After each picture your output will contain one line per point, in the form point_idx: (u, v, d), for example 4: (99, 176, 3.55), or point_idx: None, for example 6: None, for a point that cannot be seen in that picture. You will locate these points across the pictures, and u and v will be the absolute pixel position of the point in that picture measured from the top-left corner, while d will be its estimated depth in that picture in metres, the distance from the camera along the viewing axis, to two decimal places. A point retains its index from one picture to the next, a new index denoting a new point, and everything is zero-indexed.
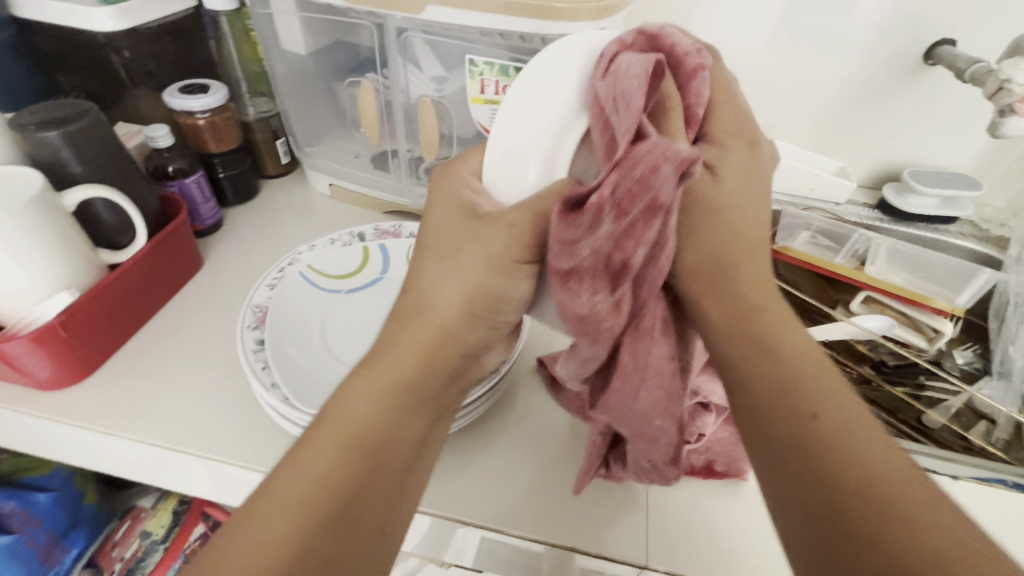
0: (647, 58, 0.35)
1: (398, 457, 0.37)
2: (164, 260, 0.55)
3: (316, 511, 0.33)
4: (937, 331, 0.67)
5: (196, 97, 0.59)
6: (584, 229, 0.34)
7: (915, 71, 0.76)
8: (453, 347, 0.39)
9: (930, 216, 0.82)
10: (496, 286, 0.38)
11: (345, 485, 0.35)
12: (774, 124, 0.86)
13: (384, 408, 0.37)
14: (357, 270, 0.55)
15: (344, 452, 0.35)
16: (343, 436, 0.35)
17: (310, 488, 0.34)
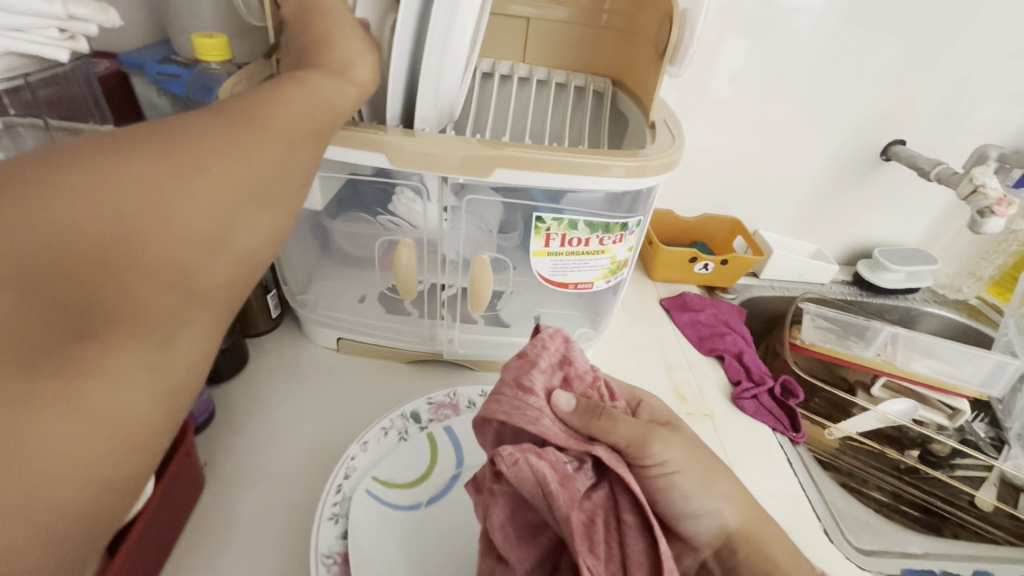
0: (535, 367, 0.41)
1: (199, 298, 0.27)
2: (172, 499, 0.43)
3: (88, 280, 0.23)
4: (954, 408, 0.72)
5: None
6: (548, 430, 0.37)
7: (874, 165, 0.85)
8: (336, 107, 0.36)
9: (900, 288, 0.90)
10: (336, 82, 0.36)
11: (143, 294, 0.24)
12: (756, 216, 0.91)
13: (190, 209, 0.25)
14: (428, 469, 0.45)
15: (152, 226, 0.24)
16: (148, 205, 0.24)
17: (213, 229, 0.26)
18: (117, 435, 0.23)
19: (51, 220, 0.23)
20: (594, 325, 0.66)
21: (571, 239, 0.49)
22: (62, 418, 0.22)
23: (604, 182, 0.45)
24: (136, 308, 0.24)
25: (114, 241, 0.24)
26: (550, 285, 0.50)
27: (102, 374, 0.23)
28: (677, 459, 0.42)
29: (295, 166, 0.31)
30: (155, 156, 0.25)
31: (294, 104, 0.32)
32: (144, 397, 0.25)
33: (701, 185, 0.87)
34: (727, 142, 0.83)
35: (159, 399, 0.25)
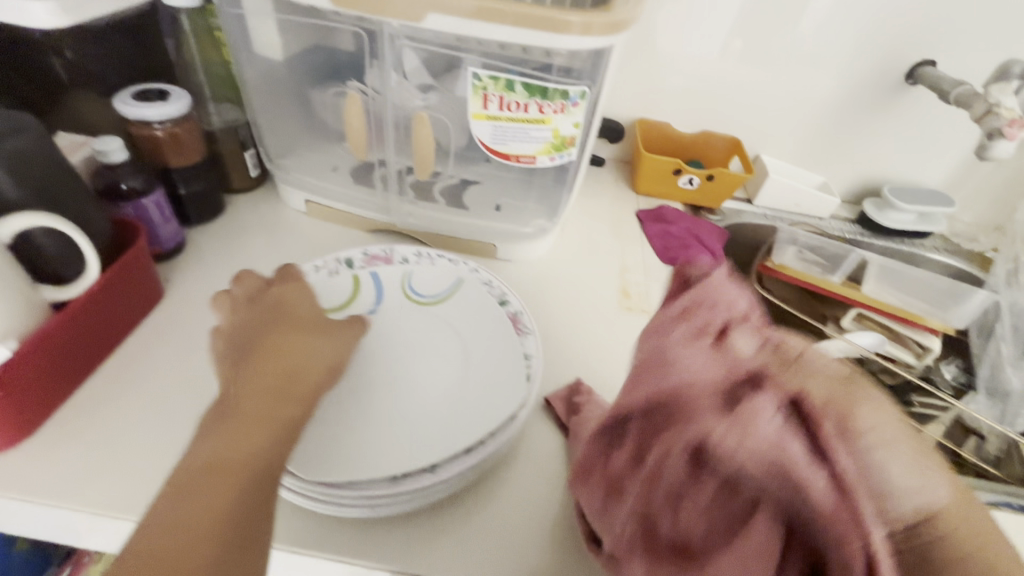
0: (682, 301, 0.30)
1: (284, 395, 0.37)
2: (121, 294, 0.48)
3: (207, 471, 0.32)
4: (925, 347, 0.70)
5: (153, 105, 0.53)
6: (662, 368, 0.28)
7: (897, 90, 0.78)
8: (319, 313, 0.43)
9: (908, 231, 0.84)
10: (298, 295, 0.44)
11: (255, 429, 0.34)
12: (760, 139, 0.86)
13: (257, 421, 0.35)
14: (348, 298, 0.50)
15: (237, 429, 0.34)
16: (231, 418, 0.34)
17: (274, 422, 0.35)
18: (242, 481, 0.32)
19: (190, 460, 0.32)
20: (551, 216, 0.66)
21: (509, 103, 0.50)
22: (214, 476, 0.31)
23: (560, 40, 0.46)
24: (242, 445, 0.33)
25: (214, 438, 0.33)
26: (487, 149, 0.51)
27: (242, 458, 0.33)
28: (889, 438, 0.23)
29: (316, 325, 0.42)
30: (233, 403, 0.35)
31: (306, 331, 0.41)
32: (263, 449, 0.34)
33: (703, 99, 0.83)
34: (736, 51, 0.77)
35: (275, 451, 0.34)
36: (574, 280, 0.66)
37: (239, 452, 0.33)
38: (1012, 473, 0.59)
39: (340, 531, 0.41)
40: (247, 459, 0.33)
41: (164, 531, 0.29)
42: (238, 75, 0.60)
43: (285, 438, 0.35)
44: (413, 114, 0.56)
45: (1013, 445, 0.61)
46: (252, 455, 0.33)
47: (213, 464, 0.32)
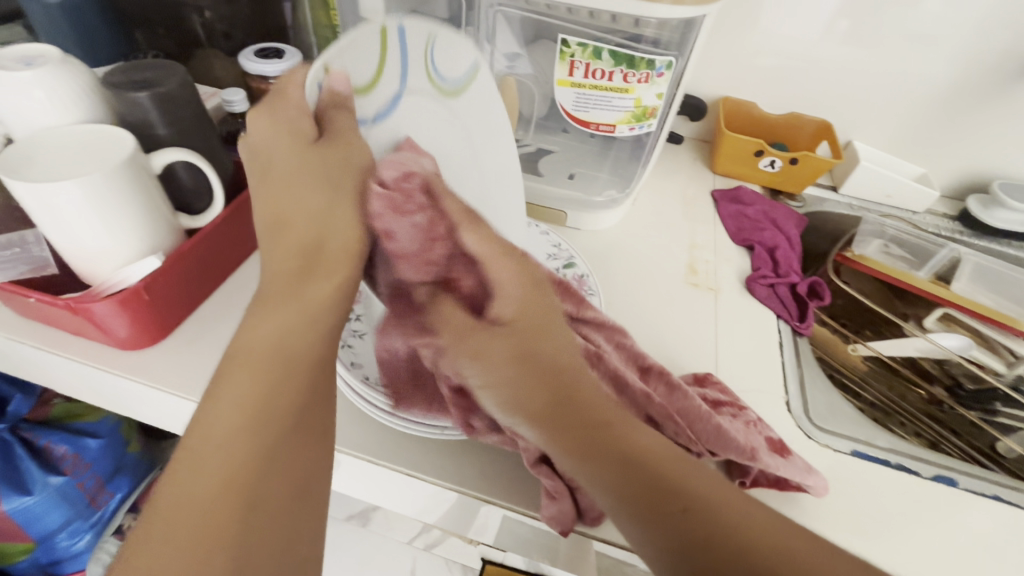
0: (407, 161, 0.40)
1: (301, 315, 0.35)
2: (238, 226, 0.55)
3: (229, 425, 0.31)
4: (1018, 355, 0.64)
5: (272, 62, 0.59)
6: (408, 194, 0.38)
7: (1022, 75, 0.71)
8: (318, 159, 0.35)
9: (1017, 233, 0.76)
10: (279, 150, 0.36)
11: (258, 367, 0.32)
12: (853, 124, 0.81)
13: (259, 354, 0.33)
14: (375, 80, 0.38)
15: (240, 371, 0.32)
16: (231, 362, 0.33)
17: (277, 345, 0.33)
18: (258, 422, 0.31)
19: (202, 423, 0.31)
20: (624, 188, 0.67)
21: (594, 71, 0.51)
22: (237, 423, 0.31)
23: (664, 9, 0.47)
24: (242, 387, 0.32)
25: (213, 392, 0.32)
26: (570, 115, 0.53)
27: (274, 360, 0.33)
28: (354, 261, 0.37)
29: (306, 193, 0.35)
30: (234, 353, 0.33)
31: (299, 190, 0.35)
32: (269, 380, 0.32)
33: (796, 78, 0.79)
34: (835, 31, 0.73)
35: (277, 373, 0.33)
36: (640, 253, 0.67)
37: (238, 392, 0.32)
38: None
39: (410, 450, 0.46)
40: (280, 361, 0.33)
41: (202, 510, 0.28)
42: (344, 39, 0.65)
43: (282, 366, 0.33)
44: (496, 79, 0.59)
45: None
46: (276, 353, 0.33)
47: (210, 421, 0.31)
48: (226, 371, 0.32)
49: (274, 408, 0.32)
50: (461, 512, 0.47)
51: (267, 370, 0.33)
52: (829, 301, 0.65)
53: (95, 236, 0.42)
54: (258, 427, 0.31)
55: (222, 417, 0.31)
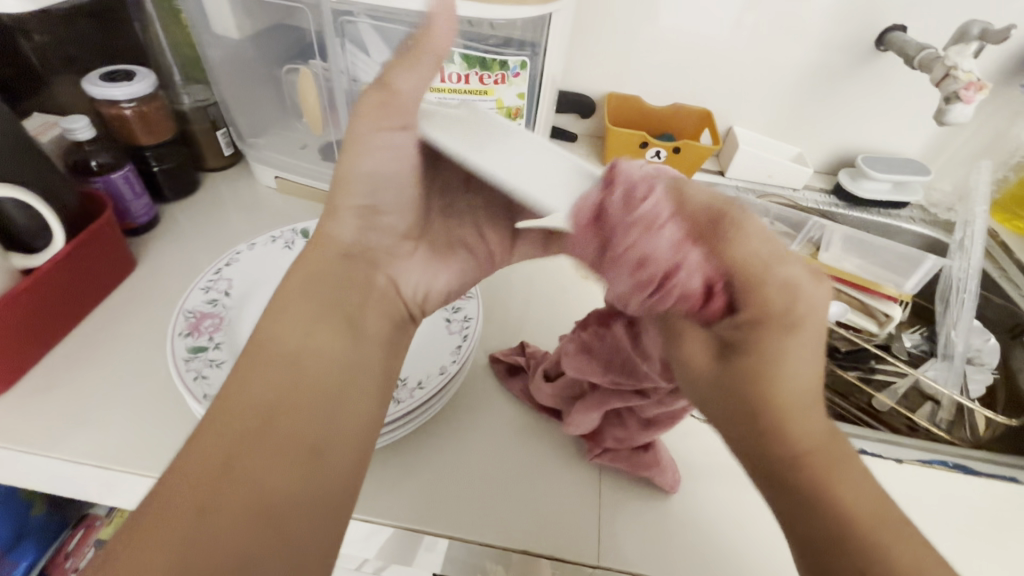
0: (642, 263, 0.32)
1: (276, 398, 0.34)
2: (88, 261, 0.51)
3: (168, 513, 0.29)
4: (887, 315, 0.68)
5: (119, 85, 0.55)
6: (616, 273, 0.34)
7: (867, 57, 0.77)
8: (341, 255, 0.41)
9: (882, 201, 0.83)
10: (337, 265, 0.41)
11: (215, 445, 0.31)
12: (732, 111, 0.85)
13: (228, 435, 0.32)
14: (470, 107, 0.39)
15: (193, 452, 0.31)
16: (197, 440, 0.32)
17: (255, 418, 0.33)
18: (204, 501, 0.29)
19: (163, 500, 0.29)
20: None
21: (450, 75, 0.52)
22: (188, 509, 0.29)
23: (511, 11, 0.46)
24: (207, 460, 0.31)
25: (179, 471, 0.30)
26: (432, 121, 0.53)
27: (233, 444, 0.32)
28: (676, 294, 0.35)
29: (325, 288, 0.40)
30: (211, 431, 0.32)
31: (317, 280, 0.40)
32: (223, 458, 0.31)
33: (674, 72, 0.82)
34: (702, 24, 0.77)
35: (240, 447, 0.32)
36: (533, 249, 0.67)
37: (199, 468, 0.31)
38: (961, 437, 0.60)
39: None
40: (247, 409, 0.33)
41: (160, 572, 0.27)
42: (203, 58, 0.62)
43: (250, 446, 0.32)
44: (364, 87, 0.57)
45: (963, 409, 0.63)
46: (245, 433, 0.32)
47: (160, 509, 0.29)
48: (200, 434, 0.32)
49: (240, 483, 0.30)
50: (381, 544, 0.45)
51: (220, 453, 0.31)
52: None
53: None
54: (206, 509, 0.29)
55: (184, 484, 0.30)
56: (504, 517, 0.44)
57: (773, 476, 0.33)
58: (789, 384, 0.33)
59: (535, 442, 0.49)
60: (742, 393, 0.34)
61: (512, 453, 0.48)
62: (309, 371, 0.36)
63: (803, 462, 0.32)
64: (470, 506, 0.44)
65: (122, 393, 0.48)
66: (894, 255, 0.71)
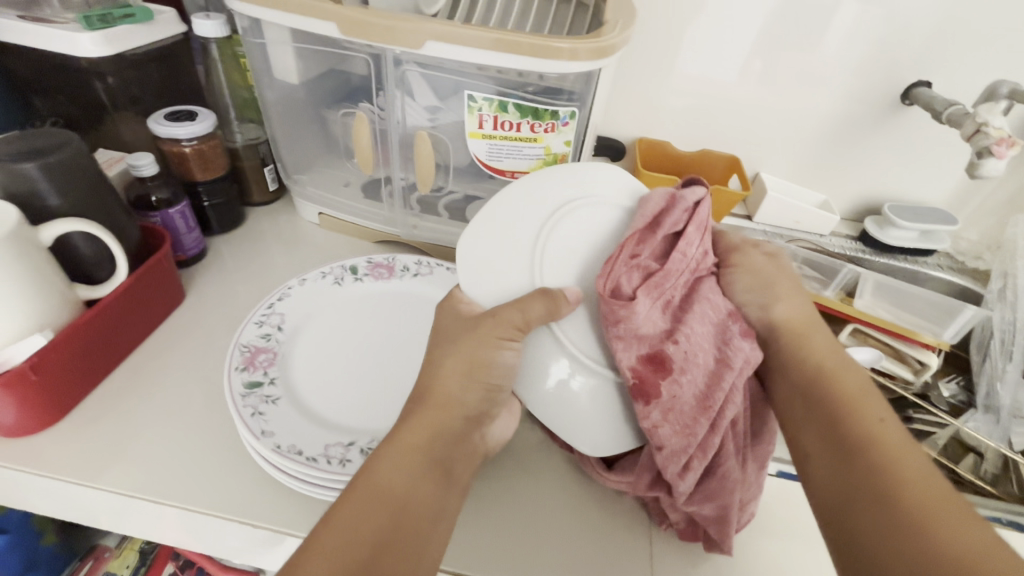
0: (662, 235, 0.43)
1: (407, 480, 0.37)
2: (144, 295, 0.52)
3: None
4: (922, 363, 0.68)
5: (184, 125, 0.58)
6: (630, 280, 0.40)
7: (893, 110, 0.79)
8: (458, 414, 0.41)
9: (909, 248, 0.84)
10: (484, 355, 0.41)
11: (366, 522, 0.34)
12: (760, 157, 0.87)
13: (361, 526, 0.34)
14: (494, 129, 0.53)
15: (324, 527, 0.34)
16: (333, 516, 0.34)
17: (390, 508, 0.35)
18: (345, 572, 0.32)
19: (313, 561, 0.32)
20: None
21: (502, 122, 0.53)
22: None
23: (565, 66, 0.49)
24: (351, 533, 0.33)
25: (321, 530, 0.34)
26: (484, 166, 0.55)
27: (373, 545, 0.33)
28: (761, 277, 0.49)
29: (461, 382, 0.41)
30: (345, 507, 0.35)
31: (455, 374, 0.41)
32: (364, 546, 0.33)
33: (704, 117, 0.85)
34: (734, 73, 0.80)
35: (372, 543, 0.33)
36: None
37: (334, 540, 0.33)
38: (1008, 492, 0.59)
39: None
40: (349, 552, 0.33)
41: None
42: (259, 99, 0.65)
43: (384, 537, 0.34)
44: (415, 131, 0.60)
45: (1009, 462, 0.61)
46: (382, 522, 0.35)
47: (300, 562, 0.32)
48: (340, 510, 0.34)
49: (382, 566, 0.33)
50: None
51: (360, 537, 0.33)
52: None
53: None
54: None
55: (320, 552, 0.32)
56: (562, 555, 0.44)
57: (838, 478, 0.39)
58: (849, 379, 0.44)
59: (580, 486, 0.49)
60: (825, 411, 0.43)
61: (568, 503, 0.48)
62: (417, 506, 0.36)
63: (887, 499, 0.36)
64: (522, 553, 0.44)
65: (169, 425, 0.48)
66: (931, 303, 0.72)
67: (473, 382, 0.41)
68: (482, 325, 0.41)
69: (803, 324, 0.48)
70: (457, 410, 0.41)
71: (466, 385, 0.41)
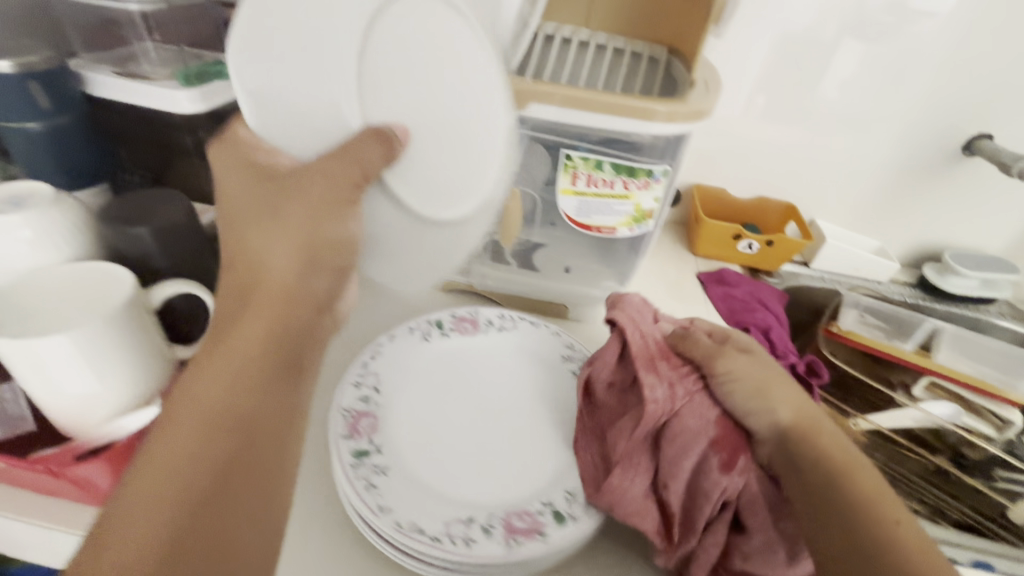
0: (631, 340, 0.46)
1: (191, 438, 0.34)
2: None
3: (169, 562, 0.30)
4: (1005, 419, 0.68)
5: None
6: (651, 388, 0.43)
7: (953, 161, 0.80)
8: (302, 305, 0.40)
9: (971, 296, 0.83)
10: (329, 233, 0.40)
11: (162, 474, 0.32)
12: (815, 205, 0.88)
13: (170, 494, 0.32)
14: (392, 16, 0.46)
15: (154, 500, 0.31)
16: (147, 476, 0.32)
17: (200, 466, 0.33)
18: (148, 549, 0.30)
19: (125, 540, 0.30)
20: (620, 279, 0.68)
21: (596, 180, 0.54)
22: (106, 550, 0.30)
23: (664, 129, 0.49)
24: (151, 502, 0.31)
25: (145, 491, 0.32)
26: (575, 222, 0.55)
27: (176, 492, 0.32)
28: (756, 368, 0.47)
29: (281, 293, 0.40)
30: (162, 467, 0.33)
31: (248, 316, 0.39)
32: (156, 506, 0.31)
33: (761, 166, 0.86)
34: (793, 124, 0.81)
35: (175, 498, 0.32)
36: None
37: (147, 516, 0.31)
38: None
39: None
40: (151, 532, 0.30)
41: None
42: None
43: (182, 509, 0.32)
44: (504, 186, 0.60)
45: None
46: (180, 483, 0.32)
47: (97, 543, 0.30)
48: (145, 459, 0.33)
49: (192, 549, 0.31)
50: None
51: (164, 502, 0.31)
52: (827, 379, 0.68)
53: (83, 384, 0.38)
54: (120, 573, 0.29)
55: (128, 525, 0.30)
56: None
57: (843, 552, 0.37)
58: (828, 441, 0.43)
59: None
60: (804, 473, 0.41)
61: None
62: (243, 466, 0.35)
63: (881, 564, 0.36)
64: None
65: None
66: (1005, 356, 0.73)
67: (305, 256, 0.40)
68: (283, 207, 0.39)
69: (807, 416, 0.44)
70: (269, 277, 0.40)
71: (292, 259, 0.40)
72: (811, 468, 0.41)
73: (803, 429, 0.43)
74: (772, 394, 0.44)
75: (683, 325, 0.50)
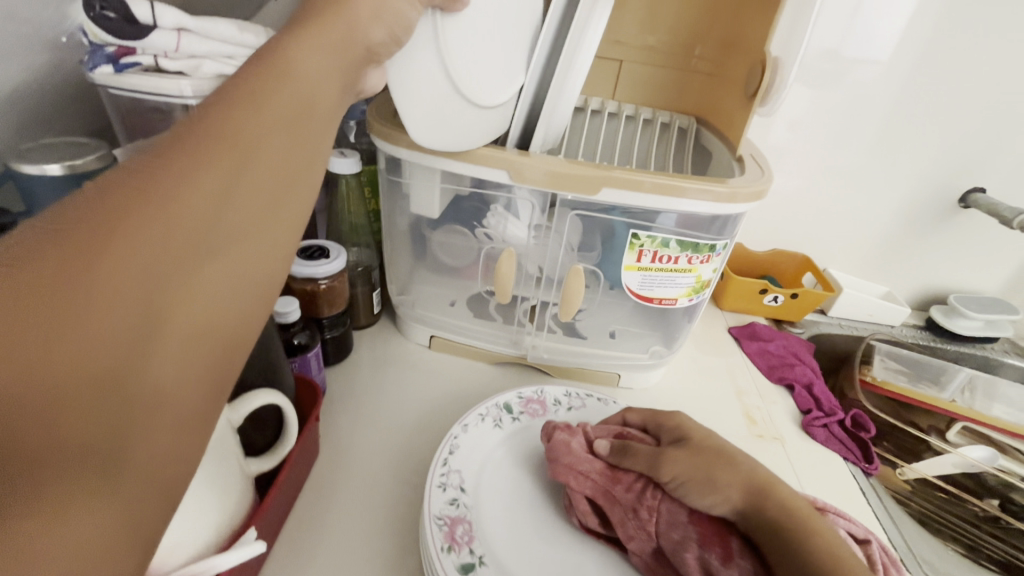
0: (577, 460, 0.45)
1: (208, 196, 0.22)
2: (298, 459, 0.48)
3: (124, 383, 0.19)
4: None
5: (320, 264, 0.56)
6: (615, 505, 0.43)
7: (950, 213, 0.86)
8: (354, 46, 0.31)
9: (978, 337, 0.88)
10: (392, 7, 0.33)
11: (174, 229, 0.20)
12: (826, 255, 0.92)
13: (169, 265, 0.20)
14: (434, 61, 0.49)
15: (111, 257, 0.18)
16: (123, 241, 0.19)
17: (211, 225, 0.22)
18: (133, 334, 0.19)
19: (98, 315, 0.18)
20: (667, 344, 0.68)
21: (661, 257, 0.54)
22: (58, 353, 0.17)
23: (725, 208, 0.51)
24: (151, 250, 0.19)
25: (129, 224, 0.19)
26: (639, 297, 0.56)
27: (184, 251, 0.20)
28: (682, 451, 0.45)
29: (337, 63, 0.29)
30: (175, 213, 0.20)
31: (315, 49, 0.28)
32: (156, 287, 0.19)
33: (773, 220, 0.89)
34: (802, 181, 0.86)
35: (174, 291, 0.20)
36: (695, 405, 0.66)
37: (129, 275, 0.19)
38: None
39: None
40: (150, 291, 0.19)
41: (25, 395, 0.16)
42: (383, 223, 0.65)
43: (197, 264, 0.21)
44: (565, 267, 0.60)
45: None
46: (195, 236, 0.21)
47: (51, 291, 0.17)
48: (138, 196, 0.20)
49: (205, 328, 0.21)
50: None
51: (166, 274, 0.20)
52: (873, 432, 0.70)
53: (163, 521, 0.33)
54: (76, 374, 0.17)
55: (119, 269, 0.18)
56: None
57: None
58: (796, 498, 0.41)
59: None
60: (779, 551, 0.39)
61: None
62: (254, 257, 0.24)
63: None
64: None
65: None
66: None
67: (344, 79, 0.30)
68: None
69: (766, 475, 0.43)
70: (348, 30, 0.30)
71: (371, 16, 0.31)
72: (793, 543, 0.38)
73: (755, 501, 0.41)
74: (720, 478, 0.41)
75: (617, 431, 0.48)
